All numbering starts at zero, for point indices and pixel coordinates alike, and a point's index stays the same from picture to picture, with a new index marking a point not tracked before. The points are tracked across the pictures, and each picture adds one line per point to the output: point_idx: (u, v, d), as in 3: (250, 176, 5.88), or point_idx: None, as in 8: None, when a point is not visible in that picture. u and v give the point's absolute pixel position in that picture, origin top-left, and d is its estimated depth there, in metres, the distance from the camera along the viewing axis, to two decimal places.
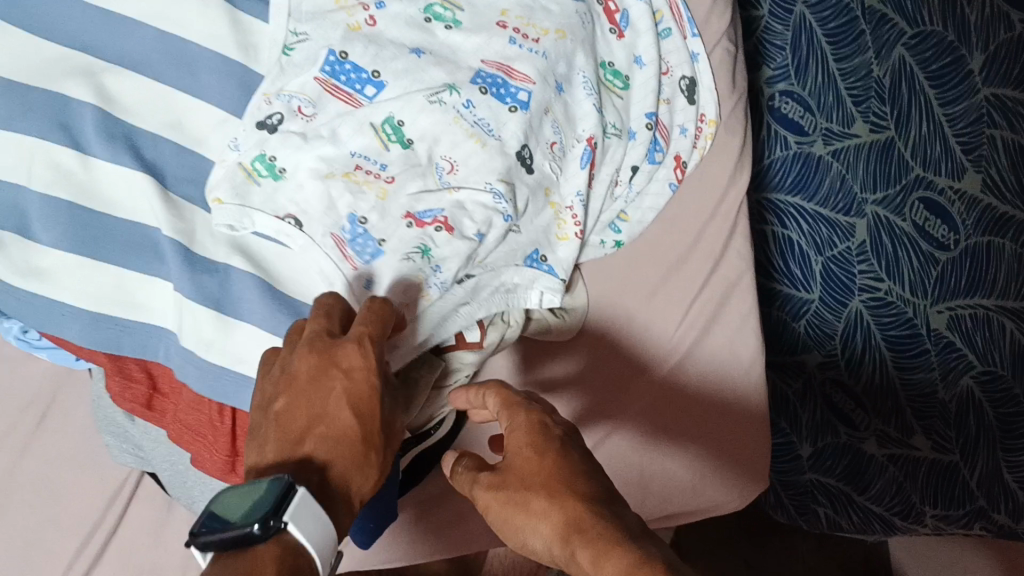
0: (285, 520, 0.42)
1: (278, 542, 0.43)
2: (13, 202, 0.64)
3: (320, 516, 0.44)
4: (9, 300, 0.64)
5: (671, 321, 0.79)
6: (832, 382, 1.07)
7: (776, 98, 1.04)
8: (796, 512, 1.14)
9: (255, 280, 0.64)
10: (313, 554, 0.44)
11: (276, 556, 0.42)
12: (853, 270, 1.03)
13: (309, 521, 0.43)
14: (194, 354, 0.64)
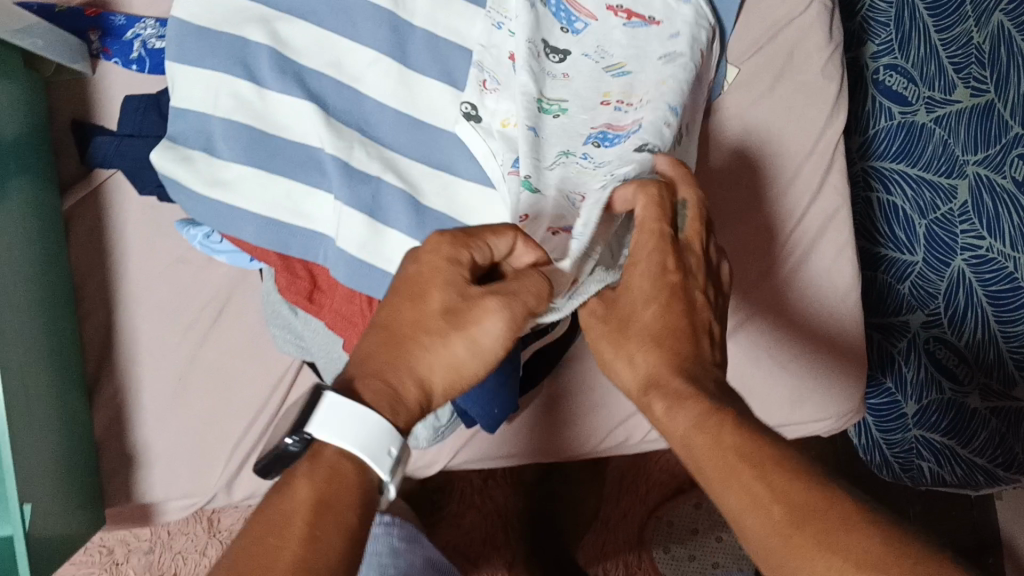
0: (309, 432, 0.47)
1: (314, 466, 0.46)
2: (201, 128, 0.77)
3: (359, 414, 0.47)
4: (195, 205, 0.75)
5: (783, 228, 0.84)
6: (936, 340, 1.08)
7: (880, 72, 1.14)
8: (901, 470, 1.11)
9: (400, 189, 0.74)
10: (362, 454, 0.47)
11: (308, 478, 0.45)
12: (954, 232, 1.08)
13: (350, 426, 0.47)
14: (344, 251, 0.73)
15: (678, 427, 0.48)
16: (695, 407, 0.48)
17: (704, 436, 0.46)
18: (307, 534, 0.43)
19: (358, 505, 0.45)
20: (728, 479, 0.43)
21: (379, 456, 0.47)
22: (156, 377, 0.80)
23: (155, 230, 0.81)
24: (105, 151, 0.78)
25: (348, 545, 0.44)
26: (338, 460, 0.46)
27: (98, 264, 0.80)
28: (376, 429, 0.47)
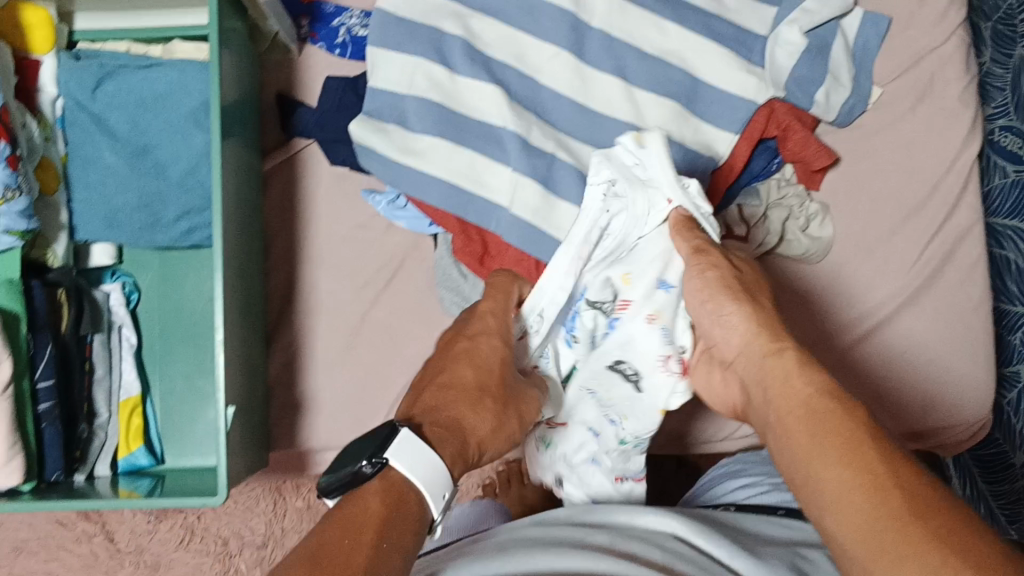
0: (384, 457, 0.47)
1: (380, 482, 0.47)
2: (395, 106, 0.85)
3: (423, 451, 0.48)
4: (386, 171, 0.84)
5: (911, 253, 0.88)
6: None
7: (995, 132, 0.99)
8: (1007, 522, 0.97)
9: (573, 168, 0.82)
10: (419, 488, 0.48)
11: (378, 495, 0.46)
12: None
13: (410, 458, 0.48)
14: (521, 219, 0.81)
15: (800, 396, 0.50)
16: (819, 383, 0.50)
17: (824, 411, 0.48)
18: (372, 550, 0.42)
19: (414, 532, 0.46)
20: (836, 456, 0.45)
21: (435, 496, 0.48)
22: (331, 331, 0.89)
23: (343, 198, 0.90)
24: (308, 120, 0.88)
25: (406, 566, 0.44)
26: (404, 487, 0.47)
27: (289, 227, 0.89)
28: (438, 472, 0.48)
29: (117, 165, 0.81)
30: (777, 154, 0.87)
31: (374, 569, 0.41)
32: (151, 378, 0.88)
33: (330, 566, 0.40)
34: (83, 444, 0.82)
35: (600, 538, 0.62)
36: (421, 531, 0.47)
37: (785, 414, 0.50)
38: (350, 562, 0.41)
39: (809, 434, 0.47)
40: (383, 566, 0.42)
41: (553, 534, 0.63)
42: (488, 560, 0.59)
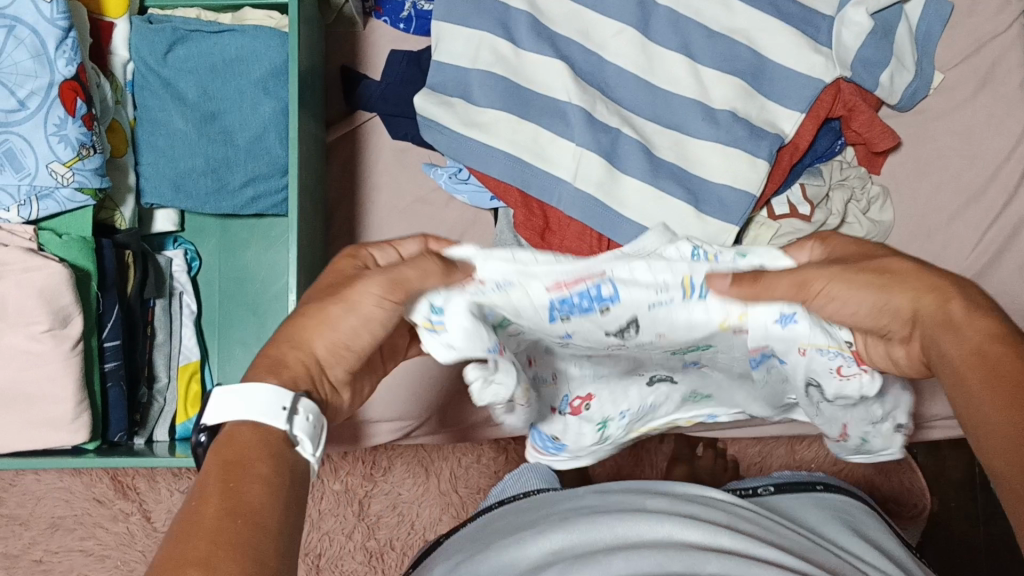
0: (206, 423, 0.40)
1: (213, 442, 0.38)
2: (458, 80, 0.84)
3: (249, 391, 0.40)
4: (449, 143, 0.83)
5: (971, 239, 0.87)
6: None
7: None
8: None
9: (639, 144, 0.81)
10: (269, 425, 0.39)
11: (220, 449, 0.38)
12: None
13: (242, 405, 0.39)
14: (585, 192, 0.81)
15: (971, 339, 0.38)
16: (994, 325, 0.38)
17: (1008, 364, 0.36)
18: (221, 493, 0.36)
19: (273, 457, 0.38)
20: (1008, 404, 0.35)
21: (272, 413, 0.39)
22: None
23: (404, 171, 0.90)
24: (370, 93, 0.88)
25: (274, 496, 0.37)
26: (239, 427, 0.39)
27: (350, 199, 0.90)
28: (274, 390, 0.40)
29: (186, 130, 0.82)
30: (840, 136, 0.88)
31: (230, 509, 0.35)
32: (210, 345, 0.90)
33: (187, 525, 0.34)
34: (143, 407, 0.83)
35: (662, 501, 0.58)
36: (285, 455, 0.39)
37: (954, 368, 0.39)
38: (203, 511, 0.35)
39: (983, 384, 0.37)
40: (236, 499, 0.36)
41: (612, 500, 0.60)
42: (552, 530, 0.54)
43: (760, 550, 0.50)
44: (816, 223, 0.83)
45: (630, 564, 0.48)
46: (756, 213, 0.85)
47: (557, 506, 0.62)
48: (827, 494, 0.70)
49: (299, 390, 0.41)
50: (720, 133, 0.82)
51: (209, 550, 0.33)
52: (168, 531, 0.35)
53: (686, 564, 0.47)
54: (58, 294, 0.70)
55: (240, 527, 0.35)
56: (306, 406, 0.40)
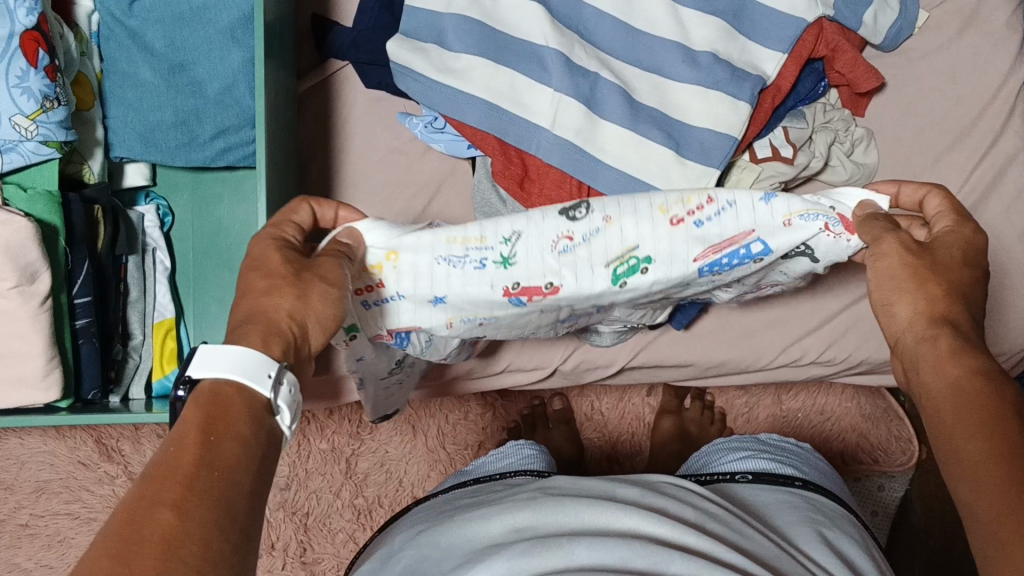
0: (190, 376, 0.42)
1: (193, 397, 0.41)
2: (433, 25, 0.82)
3: (236, 352, 0.43)
4: (423, 90, 0.81)
5: (956, 181, 0.86)
6: None
7: None
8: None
9: (618, 89, 0.79)
10: (238, 380, 0.42)
11: (194, 403, 0.41)
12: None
13: (224, 361, 0.43)
14: (564, 139, 0.79)
15: (952, 373, 0.47)
16: (978, 364, 0.46)
17: (974, 394, 0.45)
18: (200, 442, 0.38)
19: (250, 419, 0.41)
20: (982, 435, 0.43)
21: (257, 379, 0.43)
22: None
23: (379, 122, 0.89)
24: (342, 41, 0.86)
25: (247, 456, 0.39)
26: (219, 389, 0.42)
27: (323, 150, 0.89)
28: (244, 354, 0.43)
29: (154, 83, 0.80)
30: (823, 77, 0.86)
31: (208, 459, 0.38)
32: (185, 302, 0.89)
33: (161, 466, 0.37)
34: (118, 365, 0.83)
35: (631, 491, 0.61)
36: (261, 419, 0.42)
37: (929, 385, 0.48)
38: (183, 449, 0.38)
39: (952, 413, 0.45)
40: (217, 453, 0.38)
41: (583, 486, 0.62)
42: (517, 509, 0.57)
43: (722, 552, 0.52)
44: (799, 165, 0.82)
45: (592, 556, 0.50)
46: (739, 157, 0.83)
47: (530, 484, 0.65)
48: (802, 491, 0.68)
49: (280, 361, 0.45)
50: (701, 75, 0.80)
51: (183, 493, 0.36)
52: (149, 469, 0.37)
53: (653, 561, 0.50)
54: (23, 249, 0.68)
55: (213, 478, 0.37)
56: (287, 379, 0.44)
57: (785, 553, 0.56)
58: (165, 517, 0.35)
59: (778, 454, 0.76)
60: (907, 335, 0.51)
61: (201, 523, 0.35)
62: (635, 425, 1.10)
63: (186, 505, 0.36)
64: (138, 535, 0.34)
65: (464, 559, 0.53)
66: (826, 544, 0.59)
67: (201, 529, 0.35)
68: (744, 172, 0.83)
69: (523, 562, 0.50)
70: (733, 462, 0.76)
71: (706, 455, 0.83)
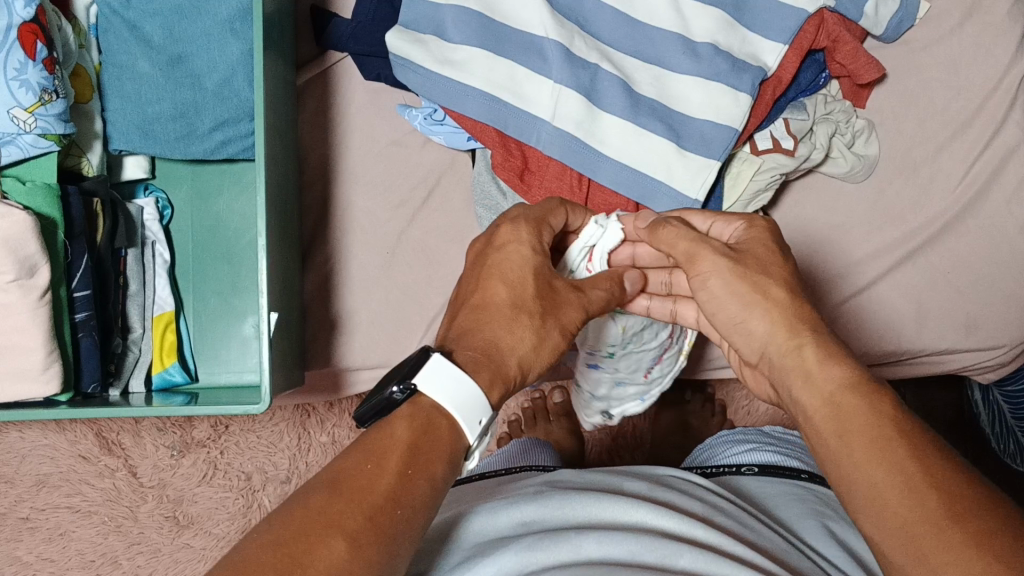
0: (413, 383, 0.48)
1: (411, 410, 0.48)
2: (432, 17, 0.82)
3: (461, 380, 0.49)
4: (423, 82, 0.81)
5: (958, 172, 0.86)
6: None
7: None
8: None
9: (618, 80, 0.79)
10: (454, 415, 0.49)
11: (407, 420, 0.48)
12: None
13: (447, 383, 0.49)
14: (565, 132, 0.79)
15: (827, 389, 0.49)
16: (844, 375, 0.49)
17: (854, 411, 0.47)
18: (398, 472, 0.45)
19: (448, 461, 0.48)
20: (874, 456, 0.44)
21: (470, 423, 0.49)
22: (366, 252, 0.89)
23: (379, 114, 0.89)
24: (342, 33, 0.85)
25: (428, 502, 0.45)
26: (435, 414, 0.49)
27: (322, 142, 0.89)
28: (475, 395, 0.49)
29: (152, 74, 0.80)
30: (825, 69, 0.85)
31: (395, 494, 0.44)
32: (184, 295, 0.89)
33: (355, 484, 0.43)
34: (118, 358, 0.82)
35: (639, 485, 0.61)
36: (457, 458, 0.49)
37: (808, 405, 0.50)
38: (374, 482, 0.44)
39: (837, 435, 0.47)
40: (410, 488, 0.45)
41: (589, 481, 0.62)
42: (522, 502, 0.57)
43: (731, 546, 0.52)
44: (800, 157, 0.81)
45: (602, 550, 0.50)
46: (739, 149, 0.83)
47: (536, 477, 0.65)
48: (809, 484, 0.68)
49: (493, 404, 0.51)
50: (702, 67, 0.80)
51: (364, 527, 0.42)
52: (346, 479, 0.43)
53: (662, 555, 0.50)
54: (22, 242, 0.68)
55: (393, 516, 0.43)
56: (489, 427, 0.51)
57: (791, 546, 0.56)
58: (338, 546, 0.40)
59: (783, 447, 0.76)
60: (767, 349, 0.55)
61: (367, 561, 0.41)
62: (636, 417, 1.10)
63: (360, 540, 0.41)
64: (308, 560, 0.39)
65: (473, 551, 0.53)
66: (832, 535, 0.59)
67: (367, 571, 0.40)
68: (743, 165, 0.82)
69: (532, 555, 0.49)
70: (738, 456, 0.76)
71: (709, 448, 0.83)
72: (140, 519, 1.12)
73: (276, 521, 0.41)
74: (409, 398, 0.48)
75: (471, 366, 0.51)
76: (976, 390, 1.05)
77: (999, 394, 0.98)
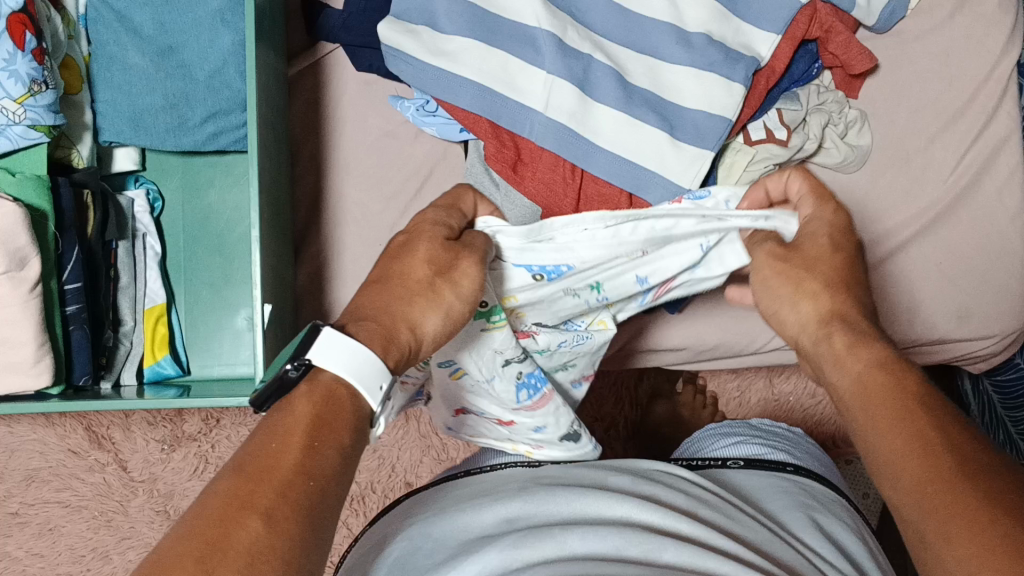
0: (308, 359, 0.47)
1: (309, 386, 0.47)
2: (423, 7, 0.82)
3: (354, 348, 0.48)
4: (415, 72, 0.81)
5: (949, 163, 0.86)
6: None
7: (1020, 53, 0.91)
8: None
9: (611, 70, 0.79)
10: (354, 385, 0.48)
11: (307, 397, 0.46)
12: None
13: (342, 354, 0.47)
14: (557, 122, 0.78)
15: (856, 371, 0.49)
16: (873, 356, 0.49)
17: (881, 386, 0.47)
18: (304, 443, 0.43)
19: (353, 427, 0.47)
20: (897, 430, 0.45)
21: (372, 390, 0.48)
22: (359, 244, 0.89)
23: (370, 105, 0.89)
24: (333, 24, 0.85)
25: (340, 473, 0.44)
26: (335, 385, 0.47)
27: (314, 134, 0.89)
28: (371, 363, 0.48)
29: (143, 65, 0.79)
30: (817, 60, 0.86)
31: (305, 467, 0.42)
32: (176, 288, 0.89)
33: (260, 463, 0.42)
34: (109, 351, 0.82)
35: (623, 480, 0.60)
36: (363, 427, 0.48)
37: (839, 382, 0.51)
38: (284, 459, 0.42)
39: (868, 407, 0.47)
40: (319, 461, 0.43)
41: (575, 476, 0.61)
42: (506, 500, 0.57)
43: (713, 538, 0.52)
44: (794, 147, 0.81)
45: (586, 545, 0.50)
46: (732, 139, 0.82)
47: (520, 474, 0.65)
48: (795, 477, 0.68)
49: (392, 371, 0.50)
50: (695, 57, 0.79)
51: (275, 501, 0.40)
52: (252, 460, 0.42)
53: (645, 550, 0.49)
54: (12, 235, 0.68)
55: (304, 487, 0.42)
56: (393, 394, 0.50)
57: (776, 537, 0.56)
58: (255, 526, 0.39)
59: (771, 439, 0.77)
60: (801, 336, 0.56)
61: (285, 536, 0.39)
62: (628, 409, 1.10)
63: (273, 516, 0.40)
64: (227, 543, 0.38)
65: (457, 549, 0.53)
66: (817, 527, 0.59)
67: (285, 544, 0.39)
68: (737, 155, 0.82)
69: (516, 553, 0.49)
70: (725, 449, 0.76)
71: (696, 442, 0.83)
72: (131, 513, 1.12)
73: (184, 514, 0.39)
74: (303, 376, 0.47)
75: (363, 334, 0.49)
76: (966, 379, 1.06)
77: (990, 383, 0.99)
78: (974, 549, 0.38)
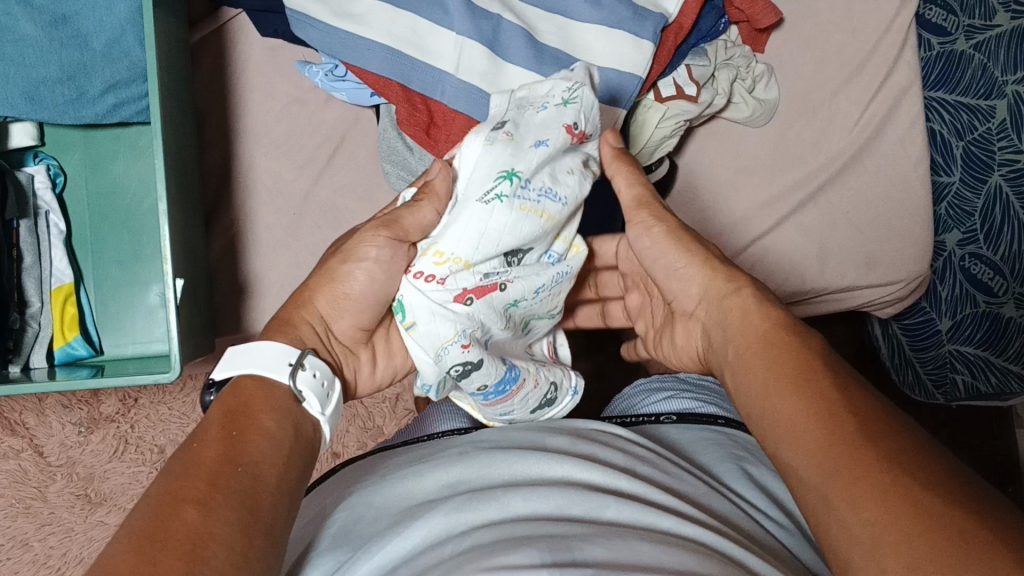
0: (213, 378, 0.52)
1: (218, 397, 0.51)
2: None
3: (252, 349, 0.53)
4: (324, 36, 0.79)
5: (854, 113, 0.88)
6: (973, 258, 0.92)
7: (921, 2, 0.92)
8: (933, 386, 1.01)
9: (521, 30, 0.78)
10: (258, 373, 0.52)
11: (219, 403, 0.50)
12: (994, 150, 0.90)
13: (241, 356, 0.53)
14: (469, 84, 0.78)
15: (759, 334, 0.54)
16: (769, 322, 0.54)
17: (782, 349, 0.52)
18: (222, 437, 0.47)
19: (273, 408, 0.50)
20: (788, 387, 0.48)
21: (280, 368, 0.53)
22: (274, 213, 0.87)
23: (278, 72, 0.87)
24: None
25: (272, 462, 0.47)
26: (246, 381, 0.52)
27: (220, 103, 0.87)
28: (268, 350, 0.53)
29: (36, 35, 0.75)
30: (724, 14, 0.85)
31: (229, 457, 0.46)
32: (83, 266, 0.87)
33: (188, 460, 0.45)
34: (16, 334, 0.79)
35: (561, 440, 0.61)
36: (291, 415, 0.51)
37: (743, 349, 0.55)
38: (206, 453, 0.45)
39: (765, 370, 0.51)
40: (242, 449, 0.47)
41: (512, 437, 0.62)
42: (449, 464, 0.57)
43: (654, 493, 0.53)
44: (704, 103, 0.82)
45: (530, 506, 0.50)
46: (643, 96, 0.82)
47: (455, 441, 0.65)
48: (727, 430, 0.69)
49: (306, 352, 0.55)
50: (603, 15, 0.79)
51: (206, 490, 0.43)
52: (179, 463, 0.45)
53: (588, 508, 0.50)
54: None
55: (233, 474, 0.45)
56: (310, 364, 0.54)
57: (713, 490, 0.57)
58: (190, 514, 0.41)
59: (697, 392, 0.78)
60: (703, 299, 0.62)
61: (221, 521, 0.42)
62: None
63: (209, 506, 0.42)
64: (167, 533, 0.40)
65: (400, 517, 0.52)
66: (751, 480, 0.61)
67: (222, 526, 0.42)
68: (648, 114, 0.82)
69: (460, 517, 0.49)
70: (655, 404, 0.77)
71: (625, 398, 0.85)
72: (49, 498, 1.08)
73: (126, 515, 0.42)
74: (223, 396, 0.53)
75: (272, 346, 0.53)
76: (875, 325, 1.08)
77: (897, 327, 1.02)
78: (869, 486, 0.40)
